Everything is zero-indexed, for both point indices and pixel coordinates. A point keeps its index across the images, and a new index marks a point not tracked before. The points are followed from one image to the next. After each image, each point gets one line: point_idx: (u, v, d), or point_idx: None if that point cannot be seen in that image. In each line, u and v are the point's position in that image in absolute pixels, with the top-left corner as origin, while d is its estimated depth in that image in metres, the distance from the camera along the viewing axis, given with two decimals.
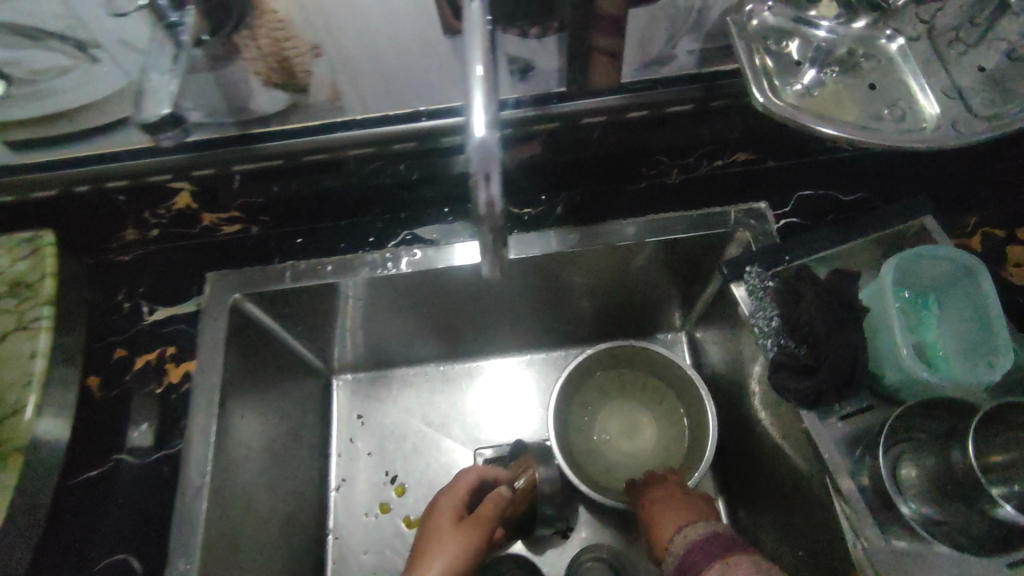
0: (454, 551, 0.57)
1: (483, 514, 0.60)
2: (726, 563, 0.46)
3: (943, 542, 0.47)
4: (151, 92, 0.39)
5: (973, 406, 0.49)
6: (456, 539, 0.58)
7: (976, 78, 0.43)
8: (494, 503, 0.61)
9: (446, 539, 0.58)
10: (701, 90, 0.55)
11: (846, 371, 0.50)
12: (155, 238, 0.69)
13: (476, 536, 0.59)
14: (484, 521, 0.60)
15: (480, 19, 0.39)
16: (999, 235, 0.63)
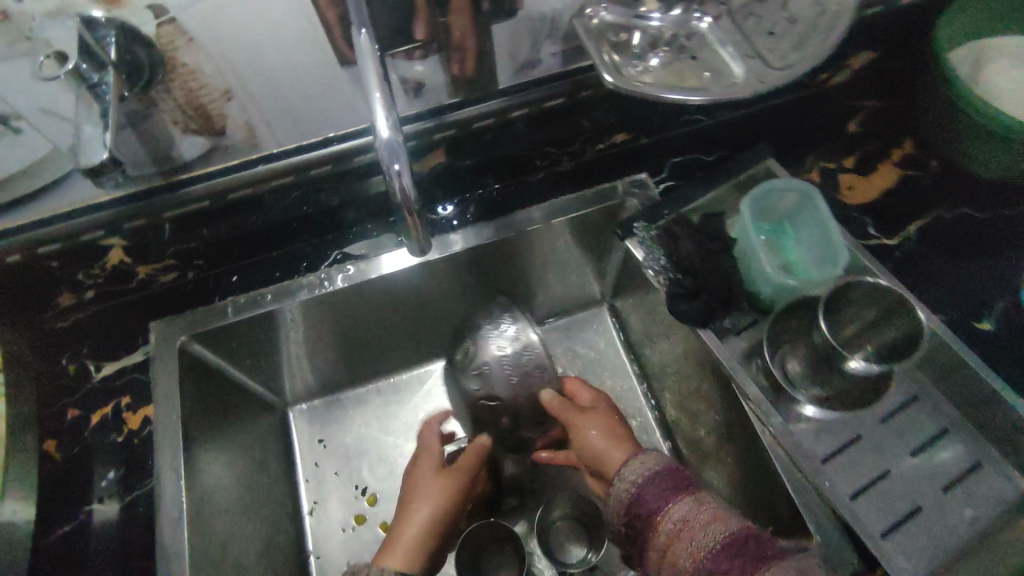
0: (438, 497, 0.67)
1: (465, 459, 0.68)
2: (695, 500, 0.53)
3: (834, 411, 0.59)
4: (83, 146, 0.47)
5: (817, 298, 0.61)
6: (444, 486, 0.67)
7: (769, 40, 0.54)
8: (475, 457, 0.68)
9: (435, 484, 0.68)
10: (568, 84, 0.66)
11: (724, 291, 0.62)
12: (92, 299, 0.72)
13: (460, 478, 0.68)
14: (467, 470, 0.68)
15: (370, 48, 0.45)
16: (832, 167, 0.76)
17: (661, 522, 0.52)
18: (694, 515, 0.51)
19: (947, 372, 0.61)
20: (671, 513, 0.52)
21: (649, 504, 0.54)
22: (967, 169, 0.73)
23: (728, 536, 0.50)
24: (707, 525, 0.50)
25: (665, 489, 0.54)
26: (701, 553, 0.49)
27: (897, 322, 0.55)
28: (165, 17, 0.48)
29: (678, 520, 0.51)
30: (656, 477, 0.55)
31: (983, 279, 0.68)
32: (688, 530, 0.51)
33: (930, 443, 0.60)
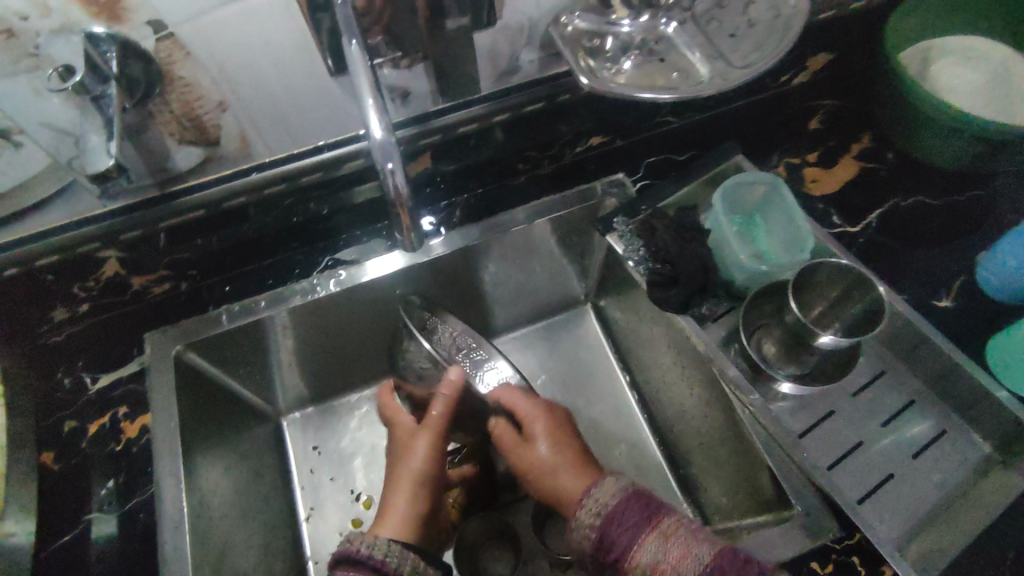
0: (425, 449, 0.67)
1: (441, 407, 0.68)
2: (663, 534, 0.48)
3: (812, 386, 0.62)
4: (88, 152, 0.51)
5: (784, 282, 0.65)
6: (425, 436, 0.67)
7: (731, 41, 0.58)
8: (449, 392, 0.67)
9: (417, 438, 0.68)
10: (547, 87, 0.70)
11: (700, 278, 0.65)
12: (86, 312, 0.73)
13: (440, 423, 0.68)
14: (444, 416, 0.68)
15: (360, 57, 0.47)
16: (798, 162, 0.81)
17: (631, 566, 0.48)
18: (666, 552, 0.47)
19: (911, 347, 0.65)
20: (640, 553, 0.48)
21: (615, 545, 0.49)
22: (919, 159, 0.78)
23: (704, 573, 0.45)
24: (677, 564, 0.46)
25: (631, 523, 0.50)
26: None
27: (867, 299, 0.59)
28: (164, 32, 0.50)
29: (650, 560, 0.47)
30: (617, 511, 0.51)
31: (941, 260, 0.73)
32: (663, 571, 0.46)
33: (900, 415, 0.64)
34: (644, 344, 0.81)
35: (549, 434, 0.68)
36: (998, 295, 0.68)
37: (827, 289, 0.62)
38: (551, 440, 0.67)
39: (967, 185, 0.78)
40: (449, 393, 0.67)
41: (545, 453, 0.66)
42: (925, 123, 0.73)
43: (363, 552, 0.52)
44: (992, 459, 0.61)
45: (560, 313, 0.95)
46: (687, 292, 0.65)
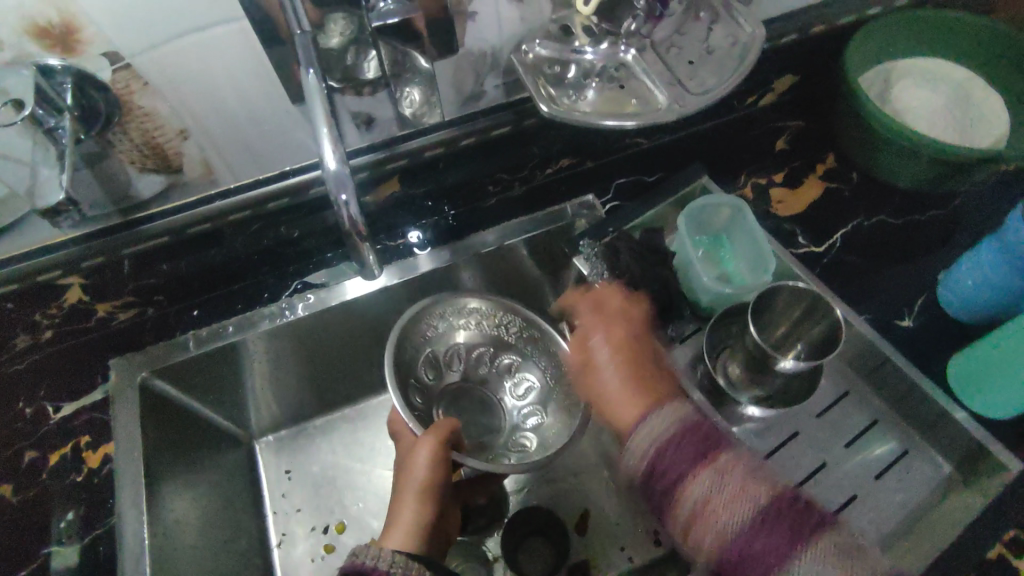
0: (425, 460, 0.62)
1: (438, 430, 0.64)
2: (718, 470, 0.48)
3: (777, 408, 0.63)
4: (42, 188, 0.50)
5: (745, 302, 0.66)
6: (427, 444, 0.63)
7: (688, 68, 0.59)
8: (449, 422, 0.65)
9: (417, 448, 0.63)
10: (513, 114, 0.70)
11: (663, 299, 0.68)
12: (49, 339, 0.72)
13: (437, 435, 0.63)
14: (443, 439, 0.63)
15: (317, 86, 0.47)
16: (764, 182, 0.82)
17: (681, 494, 0.47)
18: (716, 490, 0.47)
19: (874, 367, 0.65)
20: (687, 493, 0.47)
21: (668, 473, 0.48)
22: (882, 179, 0.80)
23: (756, 515, 0.45)
24: (729, 505, 0.46)
25: (685, 455, 0.48)
26: (726, 534, 0.46)
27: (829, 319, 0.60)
28: (121, 64, 0.50)
29: (697, 497, 0.47)
30: (671, 444, 0.49)
31: (903, 279, 0.74)
32: (714, 509, 0.46)
33: (864, 435, 0.64)
34: None
35: (614, 355, 0.59)
36: (958, 313, 0.70)
37: (788, 310, 0.63)
38: (614, 354, 0.60)
39: (928, 204, 0.79)
40: (446, 424, 0.65)
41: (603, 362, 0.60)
42: (884, 144, 0.75)
43: (368, 564, 0.52)
44: (952, 479, 0.61)
45: None
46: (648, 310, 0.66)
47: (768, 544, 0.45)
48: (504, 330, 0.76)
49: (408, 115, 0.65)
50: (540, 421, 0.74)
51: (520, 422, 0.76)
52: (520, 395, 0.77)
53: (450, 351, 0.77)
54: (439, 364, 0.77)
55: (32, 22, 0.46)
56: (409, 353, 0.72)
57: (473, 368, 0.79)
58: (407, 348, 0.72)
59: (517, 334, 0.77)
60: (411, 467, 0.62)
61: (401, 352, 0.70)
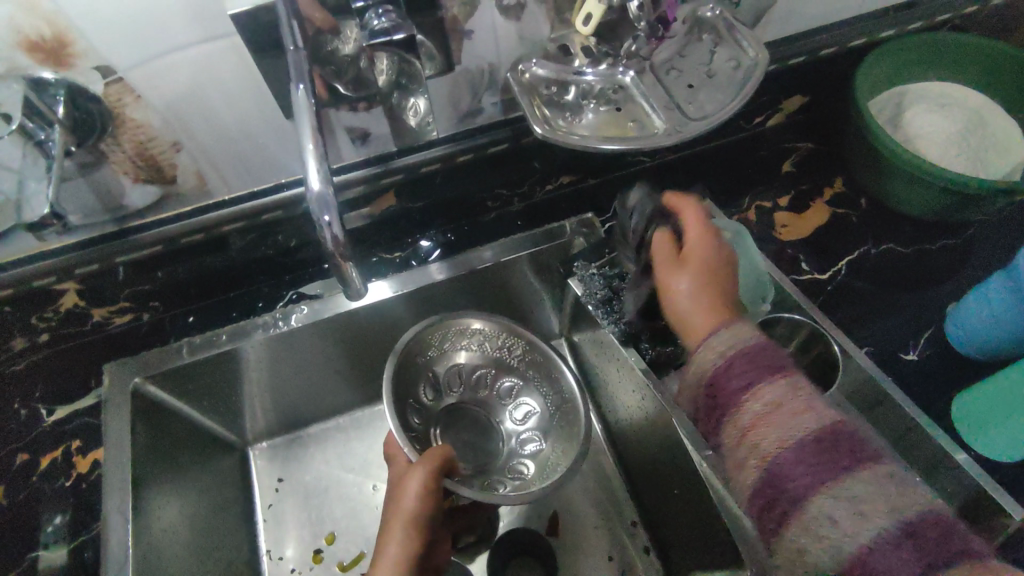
0: (415, 491, 0.57)
1: (433, 457, 0.59)
2: (792, 387, 0.46)
3: None
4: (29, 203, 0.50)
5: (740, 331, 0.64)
6: (419, 472, 0.58)
7: (686, 91, 0.58)
8: (443, 449, 0.60)
9: (409, 476, 0.58)
10: (511, 131, 0.70)
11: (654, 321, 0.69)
12: (46, 341, 0.73)
13: (430, 464, 0.58)
14: (437, 467, 0.58)
15: (306, 102, 0.46)
16: (768, 205, 0.80)
17: (746, 403, 0.46)
18: (772, 406, 0.45)
19: (875, 402, 0.63)
20: (743, 408, 0.46)
21: (737, 379, 0.47)
22: (891, 206, 0.78)
23: (813, 433, 0.43)
24: (783, 422, 0.44)
25: (751, 369, 0.47)
26: (777, 449, 0.44)
27: None
28: (113, 77, 0.50)
29: (753, 412, 0.46)
30: (738, 359, 0.48)
31: (910, 312, 0.72)
32: (769, 421, 0.45)
33: None
34: (611, 384, 0.80)
35: (694, 276, 0.59)
36: (965, 350, 0.67)
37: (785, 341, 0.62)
38: (689, 277, 0.59)
39: (938, 234, 0.77)
40: (441, 450, 0.60)
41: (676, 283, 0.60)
42: (894, 171, 0.73)
43: None
44: None
45: None
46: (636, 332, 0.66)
47: (825, 462, 0.42)
48: (504, 358, 0.76)
49: (413, 123, 0.64)
50: (537, 448, 0.73)
51: (518, 448, 0.74)
52: (519, 420, 0.76)
53: (449, 372, 0.75)
54: (438, 385, 0.75)
55: (23, 35, 0.46)
56: (410, 375, 0.70)
57: (472, 390, 0.77)
58: (406, 372, 0.70)
59: (519, 358, 0.75)
60: (400, 496, 0.57)
61: (401, 376, 0.69)
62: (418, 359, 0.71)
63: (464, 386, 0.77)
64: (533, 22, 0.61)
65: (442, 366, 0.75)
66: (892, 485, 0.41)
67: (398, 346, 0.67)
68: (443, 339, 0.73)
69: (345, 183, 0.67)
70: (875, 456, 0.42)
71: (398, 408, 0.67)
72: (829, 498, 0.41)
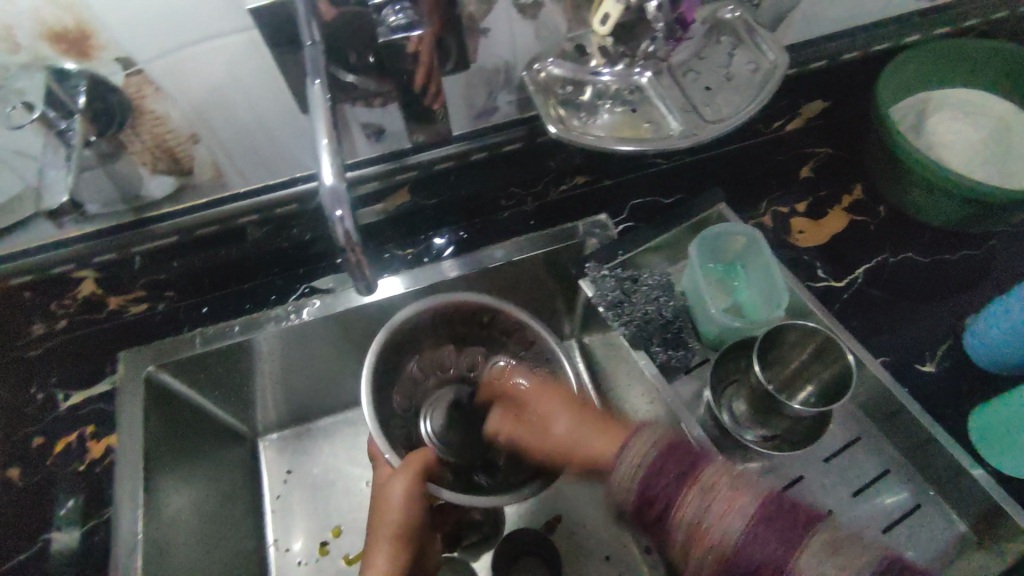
0: (398, 501, 0.59)
1: (414, 462, 0.59)
2: (706, 484, 0.48)
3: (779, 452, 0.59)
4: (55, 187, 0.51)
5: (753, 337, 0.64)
6: (400, 482, 0.59)
7: (703, 94, 0.57)
8: (423, 452, 0.60)
9: (390, 485, 0.60)
10: (527, 130, 0.70)
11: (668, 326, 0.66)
12: (64, 327, 0.74)
13: (411, 471, 0.59)
14: (418, 471, 0.59)
15: (321, 96, 0.47)
16: (785, 211, 0.79)
17: (676, 516, 0.48)
18: (714, 493, 0.48)
19: (889, 414, 0.62)
20: (684, 506, 0.48)
21: (660, 492, 0.49)
22: (910, 215, 0.76)
23: (750, 523, 0.46)
24: (725, 512, 0.47)
25: (671, 474, 0.50)
26: (737, 536, 0.46)
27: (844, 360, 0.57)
28: (133, 69, 0.51)
29: (698, 509, 0.48)
30: (658, 464, 0.50)
31: (927, 323, 0.70)
32: (719, 509, 0.47)
33: (873, 484, 0.61)
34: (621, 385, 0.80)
35: (569, 414, 0.62)
36: (986, 364, 0.66)
37: (797, 350, 0.61)
38: (564, 412, 0.63)
39: (959, 244, 0.76)
40: (422, 454, 0.61)
41: (564, 432, 0.61)
42: (915, 179, 0.71)
43: None
44: (967, 538, 0.58)
45: None
46: (648, 335, 0.65)
47: (766, 546, 0.45)
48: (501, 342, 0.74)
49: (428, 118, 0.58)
50: None
51: None
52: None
53: (441, 352, 0.74)
54: (429, 367, 0.73)
55: (47, 27, 0.46)
56: (396, 361, 0.69)
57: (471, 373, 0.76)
58: (392, 359, 0.69)
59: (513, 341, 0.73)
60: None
61: (386, 364, 0.67)
62: (412, 341, 0.70)
63: (458, 366, 0.75)
64: (551, 22, 0.60)
65: (433, 349, 0.73)
66: (847, 541, 0.45)
67: (380, 335, 0.65)
68: (433, 325, 0.70)
69: (359, 180, 0.68)
70: (802, 524, 0.46)
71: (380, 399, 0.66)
72: (810, 566, 0.44)
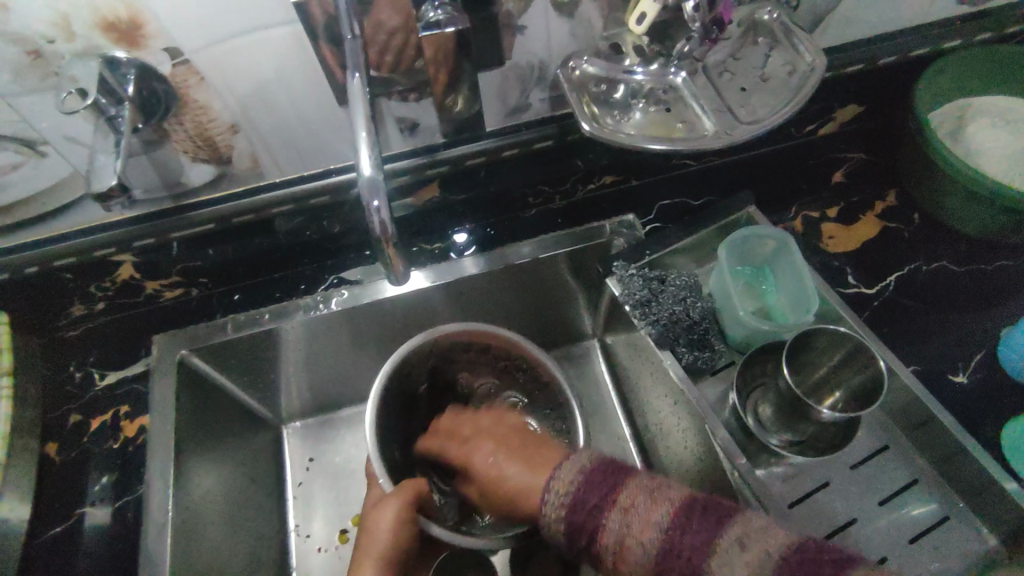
0: (389, 525, 0.55)
1: (409, 490, 0.58)
2: (622, 506, 0.43)
3: (806, 456, 0.60)
4: (99, 171, 0.49)
5: (781, 342, 0.63)
6: (394, 506, 0.56)
7: (739, 94, 0.57)
8: (418, 481, 0.58)
9: (382, 509, 0.57)
10: (558, 127, 0.70)
11: (698, 329, 0.66)
12: (101, 310, 0.76)
13: (408, 494, 0.57)
14: (413, 501, 0.57)
15: (360, 91, 0.48)
16: (815, 216, 0.78)
17: (600, 544, 0.44)
18: (634, 506, 0.43)
19: (919, 424, 0.61)
20: (608, 526, 0.43)
21: (586, 520, 0.44)
22: (945, 223, 0.75)
23: (668, 528, 0.41)
24: (645, 526, 0.42)
25: (592, 492, 0.45)
26: (658, 548, 0.41)
27: (876, 367, 0.56)
28: (180, 59, 0.52)
29: (621, 523, 0.43)
30: (584, 484, 0.46)
31: (960, 334, 0.69)
32: (641, 523, 0.42)
33: (901, 494, 0.60)
34: (646, 384, 0.80)
35: (494, 441, 0.60)
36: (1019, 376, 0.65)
37: (826, 355, 0.60)
38: (504, 457, 0.58)
39: (996, 255, 0.74)
40: (417, 484, 0.58)
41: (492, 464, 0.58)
42: (951, 186, 0.70)
43: None
44: (997, 552, 0.56)
45: (565, 347, 0.96)
46: (674, 337, 0.64)
47: (690, 546, 0.40)
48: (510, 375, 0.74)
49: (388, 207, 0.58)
50: None
51: None
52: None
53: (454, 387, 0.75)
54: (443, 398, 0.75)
55: (100, 16, 0.48)
56: (415, 374, 0.70)
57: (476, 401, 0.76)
58: (413, 372, 0.69)
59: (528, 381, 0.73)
60: (374, 531, 0.56)
61: (405, 374, 0.68)
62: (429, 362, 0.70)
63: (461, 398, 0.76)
64: (586, 20, 0.61)
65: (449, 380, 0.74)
66: (762, 530, 0.40)
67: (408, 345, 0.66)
68: (462, 350, 0.71)
69: (389, 172, 0.68)
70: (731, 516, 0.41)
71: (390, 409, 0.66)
72: (731, 545, 0.39)
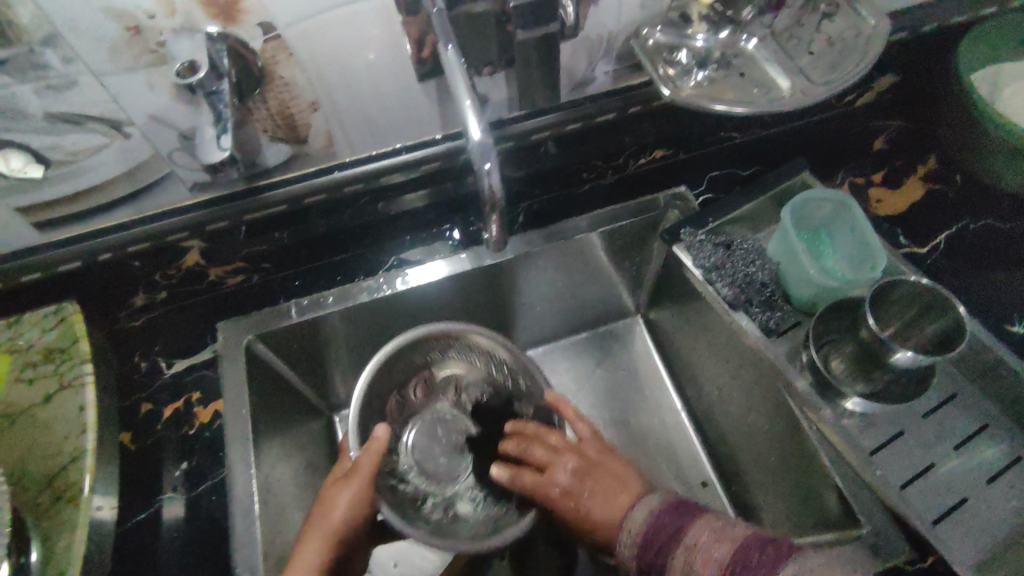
0: (352, 498, 0.57)
1: (368, 472, 0.58)
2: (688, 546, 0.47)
3: (882, 402, 0.62)
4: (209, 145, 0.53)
5: (854, 299, 0.65)
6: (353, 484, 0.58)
7: (810, 58, 0.59)
8: (374, 460, 0.58)
9: (340, 487, 0.58)
10: (622, 100, 0.72)
11: (765, 290, 0.69)
12: (163, 299, 0.76)
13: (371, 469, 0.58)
14: (370, 482, 0.58)
15: (457, 62, 0.50)
16: (862, 181, 0.83)
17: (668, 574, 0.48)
18: (697, 544, 0.47)
19: (985, 371, 0.64)
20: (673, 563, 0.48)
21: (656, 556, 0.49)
22: (987, 183, 0.78)
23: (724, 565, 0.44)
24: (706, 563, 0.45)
25: (670, 526, 0.50)
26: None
27: (957, 308, 0.57)
28: (272, 34, 0.52)
29: (685, 559, 0.47)
30: (658, 519, 0.51)
31: (1011, 286, 0.72)
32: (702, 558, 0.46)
33: (973, 438, 0.63)
34: (700, 351, 0.82)
35: (575, 471, 0.60)
36: None
37: (901, 308, 0.62)
38: (575, 479, 0.60)
39: None
40: (371, 461, 0.58)
41: (574, 502, 0.59)
42: (996, 145, 0.73)
43: None
44: None
45: (611, 325, 0.96)
46: (747, 298, 0.68)
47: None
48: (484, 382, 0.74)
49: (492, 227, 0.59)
50: None
51: None
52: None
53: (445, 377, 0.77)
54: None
55: None
56: (398, 366, 0.69)
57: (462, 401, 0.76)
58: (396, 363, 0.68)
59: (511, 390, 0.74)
60: (330, 507, 0.57)
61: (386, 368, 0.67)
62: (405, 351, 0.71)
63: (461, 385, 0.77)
64: None
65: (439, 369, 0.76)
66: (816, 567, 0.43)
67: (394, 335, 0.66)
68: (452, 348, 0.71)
69: (502, 139, 0.70)
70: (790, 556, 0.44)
71: (370, 407, 0.66)
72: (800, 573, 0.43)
